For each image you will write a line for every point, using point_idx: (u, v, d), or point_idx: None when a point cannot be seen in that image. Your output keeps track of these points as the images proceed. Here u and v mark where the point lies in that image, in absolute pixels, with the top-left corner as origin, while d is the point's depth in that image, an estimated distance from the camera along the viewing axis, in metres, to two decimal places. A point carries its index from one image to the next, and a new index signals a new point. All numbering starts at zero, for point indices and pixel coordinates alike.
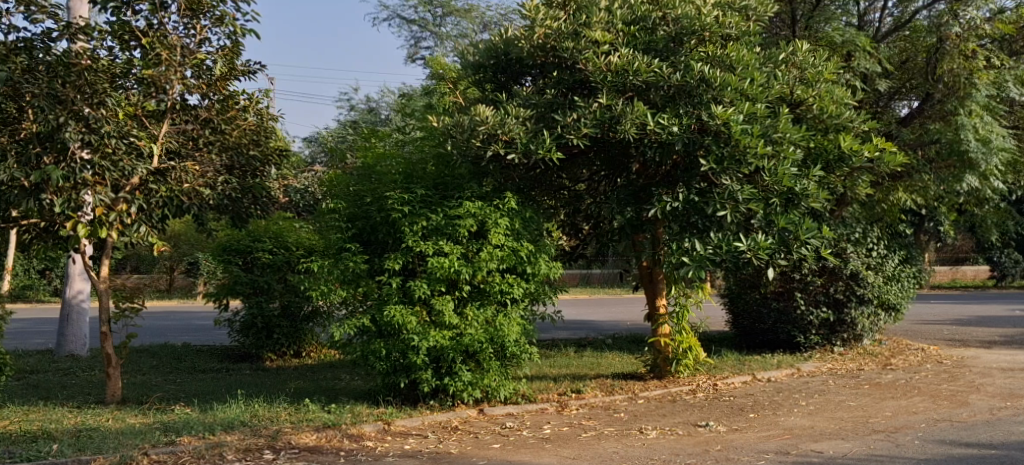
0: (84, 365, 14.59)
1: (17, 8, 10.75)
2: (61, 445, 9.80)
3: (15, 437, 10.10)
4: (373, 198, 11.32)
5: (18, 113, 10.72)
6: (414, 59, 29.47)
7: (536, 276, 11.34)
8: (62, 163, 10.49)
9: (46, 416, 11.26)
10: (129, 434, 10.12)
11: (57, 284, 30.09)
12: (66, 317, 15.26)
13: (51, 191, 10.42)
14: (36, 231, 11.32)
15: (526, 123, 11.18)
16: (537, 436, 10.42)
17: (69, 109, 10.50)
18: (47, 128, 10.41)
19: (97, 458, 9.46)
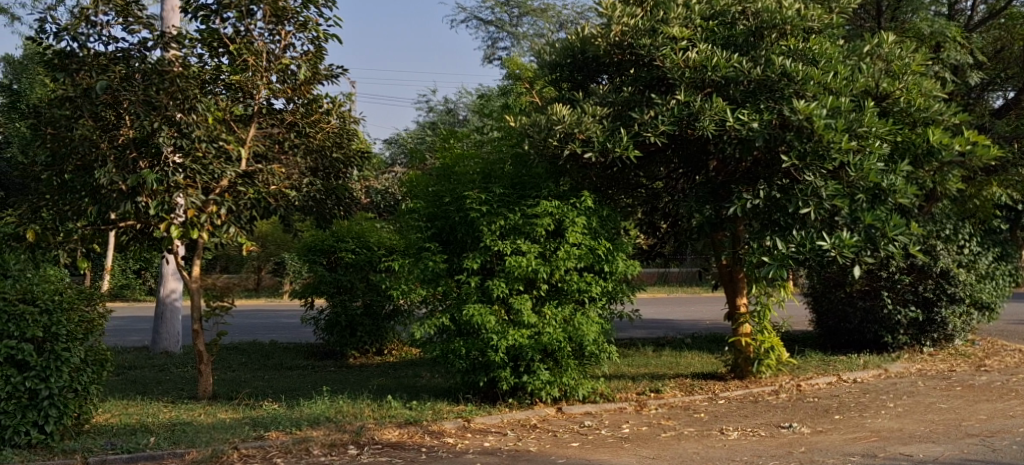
0: (177, 362, 14.92)
1: (115, 19, 10.99)
2: (157, 438, 9.99)
3: (115, 430, 10.33)
4: (452, 198, 11.38)
5: (117, 120, 10.89)
6: (491, 59, 29.55)
7: (614, 274, 11.28)
8: (156, 167, 10.77)
9: (143, 410, 11.51)
10: (221, 429, 10.30)
11: (152, 283, 30.82)
12: (161, 316, 15.59)
13: (146, 194, 10.67)
14: (133, 233, 11.56)
15: (603, 122, 11.06)
16: (616, 435, 10.35)
17: (162, 115, 10.75)
18: (142, 133, 10.73)
19: (191, 451, 9.60)
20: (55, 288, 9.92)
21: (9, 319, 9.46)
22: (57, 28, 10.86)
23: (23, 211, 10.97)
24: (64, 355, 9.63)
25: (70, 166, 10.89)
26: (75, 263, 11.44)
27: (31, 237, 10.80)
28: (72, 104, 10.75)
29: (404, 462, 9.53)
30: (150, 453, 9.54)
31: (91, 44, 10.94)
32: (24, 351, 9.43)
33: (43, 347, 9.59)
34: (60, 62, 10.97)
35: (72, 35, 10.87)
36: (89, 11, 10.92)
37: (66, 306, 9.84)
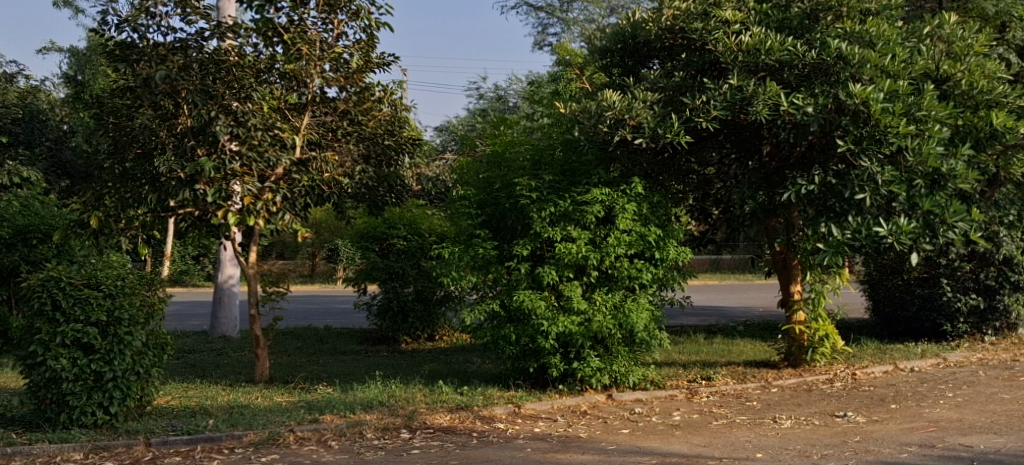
0: (235, 346, 15.08)
1: (174, 11, 11.09)
2: (216, 420, 10.10)
3: (175, 412, 10.46)
4: (503, 184, 11.38)
5: (176, 109, 10.93)
6: (541, 46, 29.46)
7: (665, 262, 11.16)
8: (214, 155, 10.82)
9: (203, 393, 11.64)
10: (278, 412, 10.40)
11: (210, 269, 31.17)
12: (219, 300, 15.77)
13: (203, 182, 10.73)
14: (192, 220, 11.64)
15: (653, 107, 10.96)
16: (667, 423, 10.28)
17: (219, 104, 10.89)
18: (200, 122, 10.77)
19: (249, 434, 9.70)
20: (118, 273, 10.01)
21: (74, 302, 9.63)
22: (119, 19, 10.98)
23: (88, 198, 11.19)
24: (126, 339, 9.76)
25: (132, 153, 11.17)
26: (136, 249, 11.65)
27: (93, 224, 11.02)
28: (133, 94, 10.99)
29: (455, 446, 9.56)
30: (208, 435, 9.64)
31: (150, 35, 11.03)
32: (89, 334, 9.61)
33: (107, 331, 9.75)
34: (121, 52, 11.06)
35: (132, 26, 10.98)
36: (149, 2, 11.02)
37: (129, 290, 9.94)
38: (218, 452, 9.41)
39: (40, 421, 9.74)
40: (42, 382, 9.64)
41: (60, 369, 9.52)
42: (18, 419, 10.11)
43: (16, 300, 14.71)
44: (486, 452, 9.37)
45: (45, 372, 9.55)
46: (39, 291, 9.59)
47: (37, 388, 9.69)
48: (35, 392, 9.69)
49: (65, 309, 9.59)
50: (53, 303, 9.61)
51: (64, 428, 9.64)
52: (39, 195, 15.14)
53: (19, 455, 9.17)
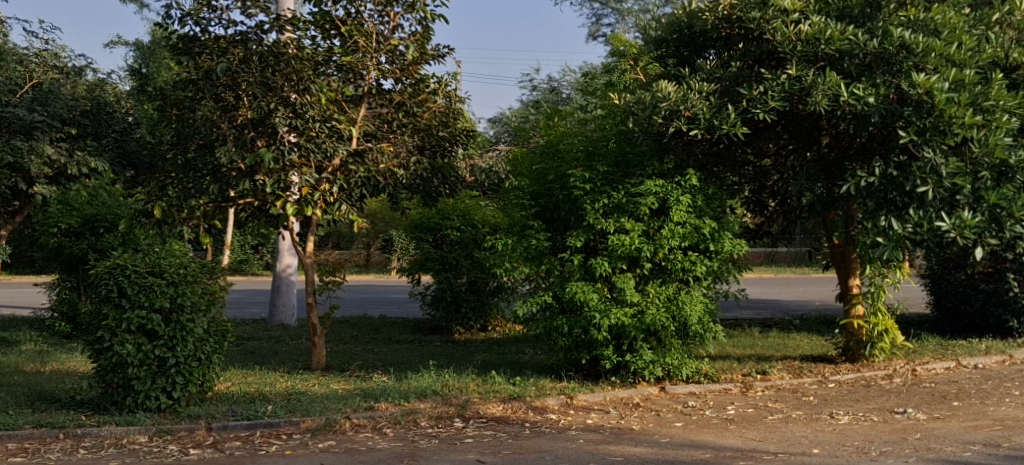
0: (292, 334, 15.19)
1: (234, 4, 11.17)
2: (275, 406, 10.17)
3: (235, 398, 10.55)
4: (556, 176, 11.27)
5: (236, 101, 11.05)
6: (595, 36, 29.26)
7: (720, 254, 11.04)
8: (273, 146, 10.93)
9: (262, 379, 11.75)
10: (334, 399, 10.45)
11: (269, 259, 31.48)
12: (276, 289, 15.87)
13: (263, 173, 10.94)
14: (251, 210, 11.72)
15: (709, 98, 10.81)
16: (721, 417, 10.16)
17: (278, 96, 10.92)
18: (259, 114, 10.87)
19: (306, 420, 9.76)
20: (180, 262, 10.10)
21: (139, 289, 9.74)
22: (181, 13, 11.08)
23: (151, 187, 11.29)
24: (188, 326, 9.87)
25: (194, 144, 11.30)
26: (197, 238, 11.76)
27: (157, 214, 11.13)
28: (194, 86, 11.07)
29: (508, 436, 9.54)
30: (267, 420, 9.71)
31: (212, 28, 11.12)
32: (153, 321, 9.72)
33: (170, 317, 9.85)
34: (184, 46, 11.16)
35: (195, 20, 11.08)
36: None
37: (191, 278, 10.03)
38: (276, 437, 9.48)
39: (108, 404, 9.93)
40: (109, 366, 9.81)
41: (125, 354, 9.67)
42: (87, 402, 10.32)
43: (85, 288, 14.99)
44: (538, 442, 9.34)
45: (112, 357, 9.73)
46: (106, 279, 9.72)
47: (105, 372, 9.87)
48: (103, 376, 9.87)
49: (131, 295, 9.70)
50: (120, 290, 9.74)
51: (130, 412, 9.82)
52: (106, 185, 15.39)
53: (89, 436, 9.37)
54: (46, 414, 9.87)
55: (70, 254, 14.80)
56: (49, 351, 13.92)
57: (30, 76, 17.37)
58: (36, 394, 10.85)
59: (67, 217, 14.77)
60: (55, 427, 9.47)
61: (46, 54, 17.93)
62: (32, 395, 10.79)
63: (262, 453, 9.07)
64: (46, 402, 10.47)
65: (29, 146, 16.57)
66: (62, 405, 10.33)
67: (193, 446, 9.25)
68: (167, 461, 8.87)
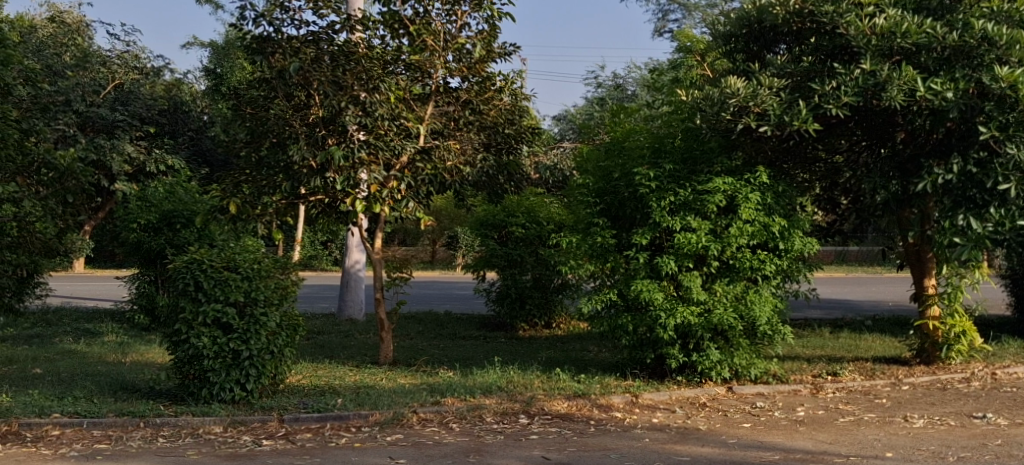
0: (361, 329, 15.27)
1: (307, 5, 11.21)
2: (345, 399, 10.21)
3: (306, 390, 10.63)
4: (621, 173, 11.15)
5: (308, 99, 11.10)
6: (662, 33, 29.00)
7: (789, 253, 10.83)
8: (343, 144, 10.95)
9: (331, 373, 11.81)
10: (402, 393, 10.46)
11: (337, 254, 31.73)
12: (346, 285, 15.96)
13: (332, 170, 10.94)
14: (322, 206, 11.76)
15: (780, 94, 10.60)
16: (790, 418, 9.96)
17: (348, 95, 10.91)
18: (330, 113, 10.86)
19: (375, 413, 9.77)
20: (254, 257, 10.18)
21: (215, 283, 9.83)
22: (256, 14, 11.15)
23: (226, 185, 11.42)
24: (261, 320, 9.93)
25: (268, 142, 11.28)
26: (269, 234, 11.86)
27: (233, 210, 11.14)
28: (268, 85, 11.11)
29: (573, 433, 9.45)
30: (337, 413, 9.74)
31: (284, 28, 11.17)
32: (228, 314, 9.81)
33: (245, 311, 9.93)
34: (257, 45, 11.01)
35: (268, 20, 11.15)
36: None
37: (264, 273, 10.11)
38: (345, 430, 9.51)
39: (185, 395, 10.08)
40: (186, 358, 9.92)
41: (201, 347, 9.78)
42: (165, 393, 10.46)
43: (163, 281, 15.37)
44: (603, 440, 9.24)
45: (189, 349, 9.83)
46: (183, 273, 9.85)
47: (182, 363, 10.00)
48: (180, 367, 9.99)
49: (207, 289, 9.78)
50: (196, 284, 9.82)
51: (206, 403, 9.94)
52: (184, 182, 15.60)
53: (167, 425, 9.49)
54: (127, 403, 10.04)
55: (150, 248, 15.05)
56: (129, 342, 14.17)
57: (113, 77, 20.43)
58: (118, 384, 11.04)
59: (146, 213, 15.00)
60: (136, 416, 9.62)
61: (127, 56, 20.94)
62: (114, 385, 10.97)
63: (332, 445, 9.10)
64: (127, 392, 10.64)
65: (110, 145, 19.76)
66: (142, 395, 10.50)
67: (265, 438, 9.31)
68: (239, 451, 8.92)
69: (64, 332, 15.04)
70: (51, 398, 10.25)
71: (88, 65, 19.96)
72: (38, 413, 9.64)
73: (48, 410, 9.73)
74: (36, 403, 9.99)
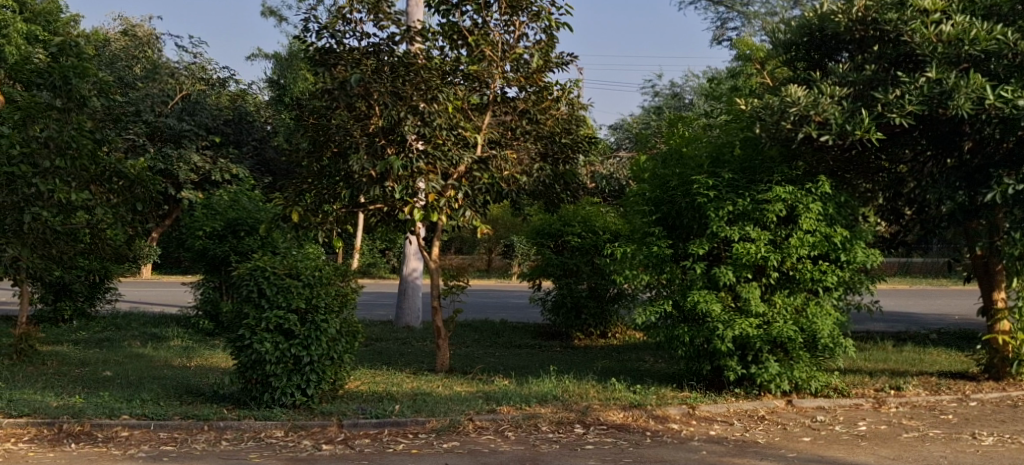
0: (417, 336, 15.25)
1: (368, 17, 11.24)
2: (402, 406, 10.17)
3: (365, 396, 10.62)
4: (678, 182, 11.05)
5: (369, 109, 11.04)
6: (720, 41, 28.69)
7: (851, 264, 10.60)
8: (402, 154, 10.93)
9: (389, 379, 11.80)
10: (458, 401, 10.41)
11: (394, 262, 31.83)
12: (403, 292, 15.96)
13: (391, 179, 10.92)
14: (382, 215, 11.76)
15: (842, 103, 10.36)
16: (851, 433, 9.73)
17: (407, 105, 10.85)
18: (389, 123, 10.88)
19: (432, 420, 9.73)
20: (316, 264, 10.18)
21: (278, 291, 9.86)
22: (319, 26, 11.20)
23: (290, 193, 11.50)
24: (323, 326, 9.93)
25: (329, 152, 11.37)
26: (329, 242, 11.89)
27: (294, 218, 11.23)
28: (330, 95, 11.02)
29: (629, 444, 9.32)
30: (395, 419, 9.72)
31: (347, 40, 11.22)
32: (290, 320, 9.81)
33: (306, 317, 9.94)
34: (321, 57, 11.30)
35: (330, 33, 11.19)
36: (346, 9, 11.21)
37: (326, 280, 10.12)
38: (403, 436, 9.48)
39: (248, 399, 10.13)
40: (249, 363, 9.96)
41: (264, 352, 9.79)
42: (228, 396, 10.50)
43: (227, 288, 15.36)
44: (660, 451, 9.10)
45: (252, 354, 9.85)
46: (247, 280, 9.90)
47: (245, 368, 10.03)
48: (242, 372, 10.03)
49: (270, 296, 9.83)
50: (260, 291, 9.88)
51: (268, 407, 10.00)
52: (248, 190, 15.72)
53: (230, 429, 9.52)
54: (192, 407, 10.10)
55: (214, 256, 15.12)
56: (194, 347, 14.28)
57: (181, 88, 20.93)
58: (183, 387, 11.12)
59: (210, 221, 15.08)
60: (200, 419, 9.67)
61: (194, 67, 21.35)
62: (179, 388, 11.04)
63: (390, 451, 9.07)
64: (192, 395, 10.70)
65: (177, 154, 20.75)
66: (206, 398, 10.55)
67: (326, 442, 9.30)
68: (299, 456, 8.93)
69: (132, 336, 15.21)
70: (120, 400, 10.35)
71: (158, 76, 20.74)
72: (107, 414, 9.74)
73: (118, 412, 9.82)
74: (106, 405, 10.10)
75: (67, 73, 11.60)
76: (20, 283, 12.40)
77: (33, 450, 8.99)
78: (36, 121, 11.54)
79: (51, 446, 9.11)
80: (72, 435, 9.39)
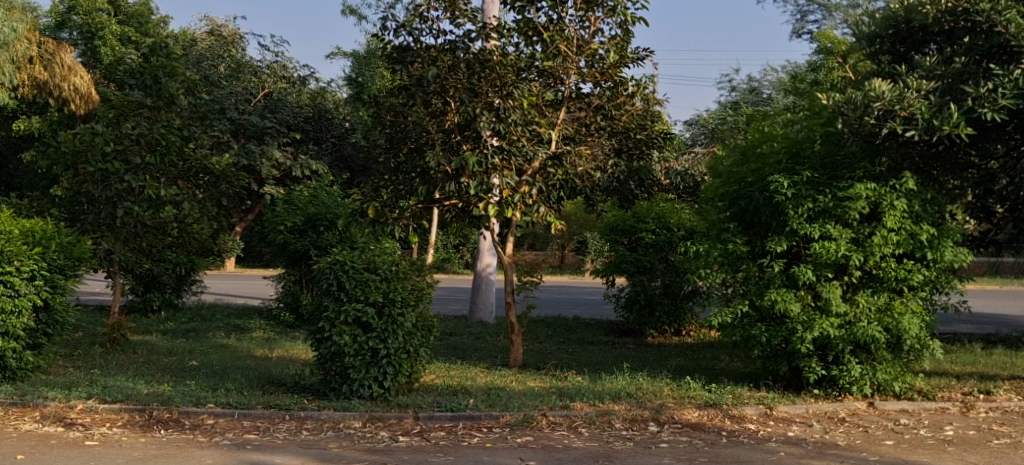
0: (491, 332, 15.17)
1: (444, 14, 11.18)
2: (476, 400, 10.09)
3: (440, 390, 10.57)
4: (755, 178, 10.75)
5: (445, 106, 10.98)
6: (800, 34, 28.11)
7: (938, 263, 10.28)
8: (477, 150, 10.87)
9: (463, 373, 11.74)
10: (532, 396, 10.30)
11: (468, 258, 31.80)
12: (477, 287, 15.91)
13: (466, 175, 10.85)
14: (456, 211, 11.70)
15: (929, 97, 9.98)
16: (937, 437, 9.40)
17: (482, 101, 10.78)
18: (465, 120, 10.80)
19: (506, 414, 9.64)
20: (391, 259, 10.16)
21: (356, 284, 9.87)
22: (396, 24, 11.18)
23: (366, 189, 11.50)
24: (399, 320, 9.91)
25: (405, 149, 11.30)
26: (405, 237, 11.87)
27: (371, 213, 11.29)
28: (406, 93, 11.17)
29: (705, 443, 9.12)
30: (470, 413, 9.65)
31: (424, 38, 11.19)
32: (368, 314, 9.81)
33: (383, 311, 9.92)
34: (399, 55, 11.32)
35: (408, 30, 11.16)
36: (422, 7, 11.16)
37: (402, 274, 10.09)
38: (477, 430, 9.40)
39: (327, 390, 10.13)
40: (328, 354, 9.98)
41: (343, 344, 9.79)
42: (308, 387, 10.52)
43: (308, 281, 15.40)
44: (737, 452, 8.89)
45: (331, 346, 9.86)
46: (327, 273, 9.92)
47: (324, 360, 10.05)
48: (322, 364, 10.05)
49: (349, 289, 9.84)
50: (339, 284, 9.89)
51: (346, 398, 9.98)
52: (326, 186, 15.78)
53: (310, 419, 9.55)
54: (274, 397, 10.14)
55: (295, 250, 15.17)
56: (276, 338, 14.38)
57: (263, 86, 21.17)
58: (265, 377, 11.17)
59: (292, 216, 15.15)
60: (282, 408, 9.71)
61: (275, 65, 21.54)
62: (262, 378, 11.08)
63: (465, 444, 9.00)
64: (275, 385, 10.73)
65: (260, 149, 21.21)
66: (287, 388, 10.58)
67: (402, 434, 9.27)
68: (376, 446, 8.90)
69: (215, 327, 15.39)
70: (206, 389, 10.44)
71: (241, 75, 20.84)
72: (194, 402, 9.82)
73: (204, 400, 9.90)
74: (193, 393, 10.19)
75: (157, 72, 12.09)
76: (113, 274, 12.60)
77: (126, 435, 9.10)
78: (129, 120, 11.98)
79: (142, 432, 9.22)
80: (161, 421, 9.49)
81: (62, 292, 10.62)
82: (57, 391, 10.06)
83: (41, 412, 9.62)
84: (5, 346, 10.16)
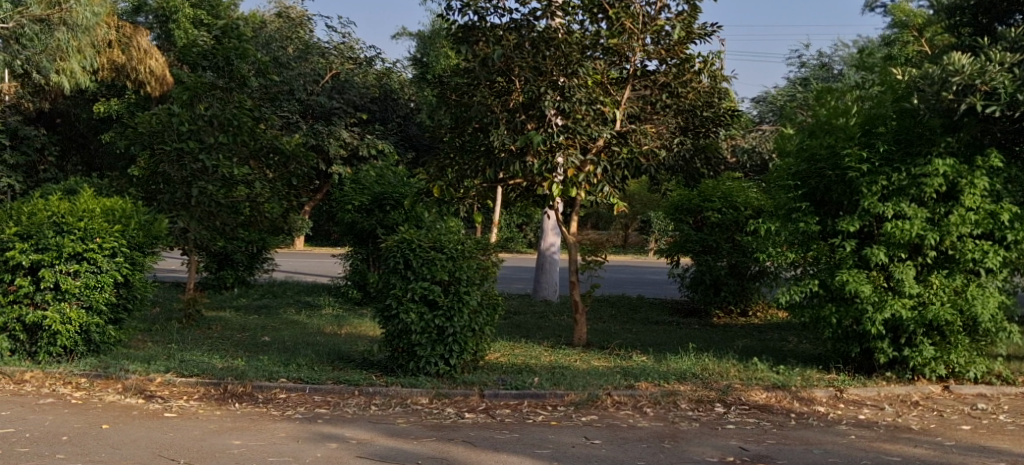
0: (555, 310, 15.21)
1: None
2: (541, 378, 10.13)
3: (505, 367, 10.63)
4: (827, 156, 10.62)
5: (510, 85, 11.10)
6: (872, 7, 27.56)
7: (1018, 245, 10.01)
8: (542, 129, 10.82)
9: (528, 352, 11.78)
10: (596, 375, 10.31)
11: (531, 236, 31.81)
12: (541, 266, 15.96)
13: (532, 154, 10.91)
14: (521, 190, 11.76)
15: (1013, 69, 9.67)
16: (1016, 422, 9.23)
17: (548, 80, 10.82)
18: (530, 98, 10.80)
19: (570, 393, 9.67)
20: (457, 238, 10.23)
21: (422, 262, 9.96)
22: (461, 3, 11.20)
23: (432, 168, 11.59)
24: (465, 297, 9.98)
25: (471, 128, 11.36)
26: (471, 215, 11.94)
27: (436, 193, 11.48)
28: (472, 74, 11.26)
29: (773, 425, 9.07)
30: (534, 391, 9.70)
31: (489, 17, 11.17)
32: (434, 291, 9.89)
33: (449, 289, 10.01)
34: (463, 34, 11.24)
35: (473, 10, 11.17)
36: None
37: (467, 253, 10.15)
38: (542, 408, 9.45)
39: (394, 367, 10.22)
40: (396, 332, 10.09)
41: (409, 322, 9.91)
42: (376, 364, 10.64)
43: (374, 259, 15.55)
44: (807, 434, 8.82)
45: (399, 324, 9.98)
46: (394, 251, 10.02)
47: (392, 337, 10.16)
48: (390, 341, 10.16)
49: (416, 268, 9.93)
50: (406, 263, 10.00)
51: (413, 375, 10.08)
52: (392, 165, 15.91)
53: (379, 395, 9.67)
54: (344, 372, 10.28)
55: (362, 229, 15.33)
56: (345, 315, 14.56)
57: (330, 67, 21.45)
58: (335, 353, 11.31)
59: (359, 195, 15.36)
60: (351, 384, 9.86)
61: (342, 46, 21.90)
62: (331, 355, 11.23)
63: (530, 422, 9.05)
64: (344, 361, 10.87)
65: (328, 130, 21.47)
66: (356, 364, 10.71)
67: (468, 411, 9.35)
68: (443, 423, 8.99)
69: (285, 303, 15.62)
70: (278, 364, 10.62)
71: (309, 56, 21.34)
72: (267, 377, 10.00)
73: (276, 375, 10.08)
74: (265, 368, 10.37)
75: (229, 54, 12.30)
76: (187, 251, 12.87)
77: (202, 408, 9.30)
78: (202, 101, 12.19)
79: (217, 405, 9.42)
80: (235, 395, 9.67)
81: (140, 268, 10.80)
82: (138, 365, 10.31)
83: (123, 384, 9.88)
84: (89, 321, 10.46)
